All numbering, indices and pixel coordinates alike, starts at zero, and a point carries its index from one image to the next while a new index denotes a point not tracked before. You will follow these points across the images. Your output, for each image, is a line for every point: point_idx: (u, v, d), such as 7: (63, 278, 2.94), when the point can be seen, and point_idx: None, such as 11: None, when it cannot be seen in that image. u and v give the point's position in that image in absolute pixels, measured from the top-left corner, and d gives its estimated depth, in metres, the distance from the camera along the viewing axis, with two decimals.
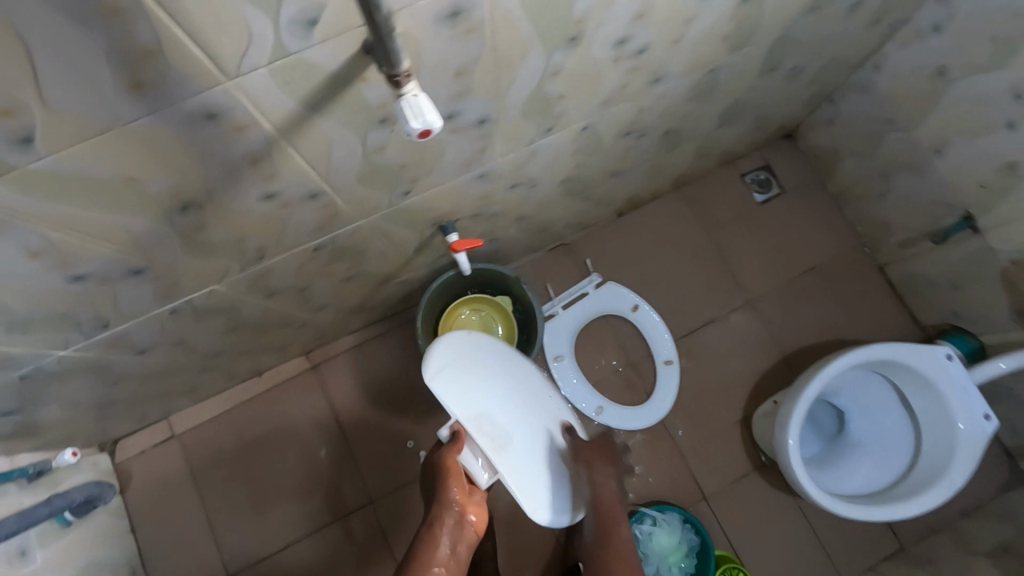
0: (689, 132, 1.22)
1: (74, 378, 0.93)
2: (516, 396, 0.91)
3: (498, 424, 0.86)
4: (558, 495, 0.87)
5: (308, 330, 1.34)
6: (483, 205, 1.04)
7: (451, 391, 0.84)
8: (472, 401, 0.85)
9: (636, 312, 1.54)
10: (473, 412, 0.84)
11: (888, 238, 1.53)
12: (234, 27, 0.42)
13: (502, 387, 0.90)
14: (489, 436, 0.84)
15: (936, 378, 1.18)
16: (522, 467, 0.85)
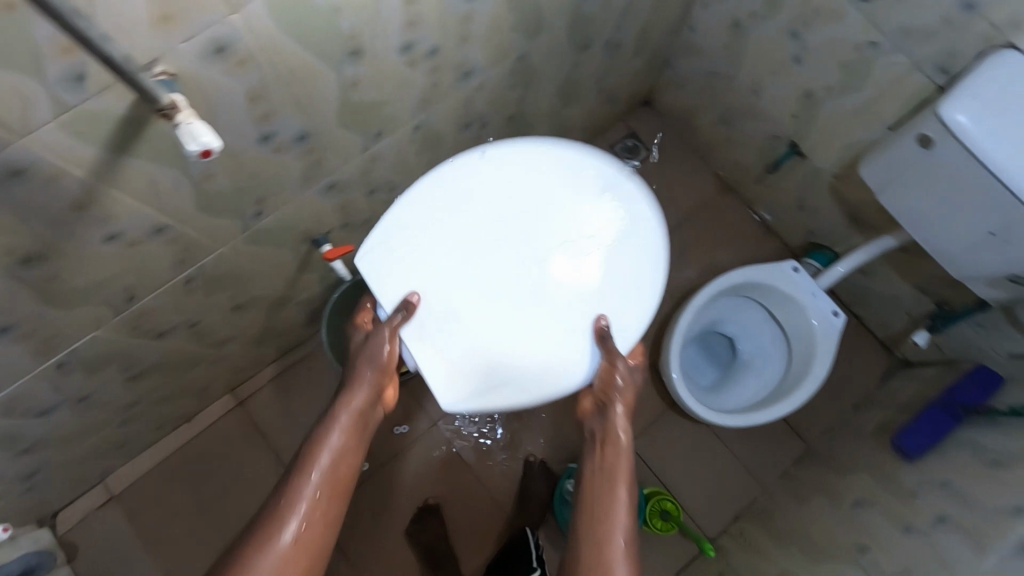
0: (534, 114, 1.34)
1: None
2: (503, 250, 0.92)
3: (443, 292, 0.91)
4: (501, 376, 0.91)
5: (224, 364, 1.39)
6: (348, 213, 1.13)
7: (410, 239, 0.91)
8: (429, 252, 0.91)
9: None
10: (420, 270, 0.91)
11: (743, 176, 1.70)
12: (5, 93, 0.50)
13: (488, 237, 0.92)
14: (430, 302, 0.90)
15: (788, 287, 1.33)
16: (459, 337, 0.90)
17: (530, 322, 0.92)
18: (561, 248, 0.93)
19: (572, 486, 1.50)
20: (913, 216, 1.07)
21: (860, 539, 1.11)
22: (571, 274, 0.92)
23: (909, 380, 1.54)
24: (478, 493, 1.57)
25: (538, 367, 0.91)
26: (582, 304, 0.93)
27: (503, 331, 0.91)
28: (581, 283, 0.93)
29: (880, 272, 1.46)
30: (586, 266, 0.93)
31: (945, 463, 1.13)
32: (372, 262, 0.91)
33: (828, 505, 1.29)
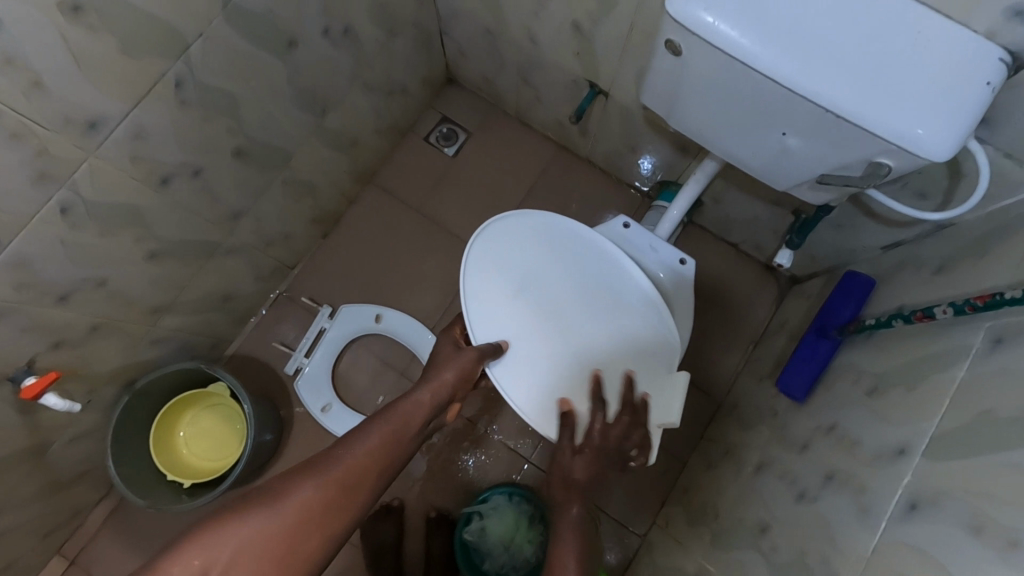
0: (279, 139, 1.13)
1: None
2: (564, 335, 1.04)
3: (510, 315, 1.04)
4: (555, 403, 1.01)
5: (10, 539, 1.15)
6: (47, 332, 0.90)
7: (509, 252, 1.07)
8: (524, 272, 1.06)
9: (381, 322, 1.46)
10: (505, 285, 1.05)
11: (570, 132, 1.51)
12: None
13: (577, 285, 1.06)
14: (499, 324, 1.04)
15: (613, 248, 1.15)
16: (526, 362, 1.03)
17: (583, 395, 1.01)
18: (635, 320, 1.05)
19: (470, 535, 1.30)
20: (707, 139, 0.93)
21: (759, 518, 0.95)
22: (634, 362, 1.03)
23: (797, 298, 1.40)
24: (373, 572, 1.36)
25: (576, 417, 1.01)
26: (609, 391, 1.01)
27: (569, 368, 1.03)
28: (647, 367, 1.03)
29: (731, 194, 1.30)
30: (646, 357, 1.03)
31: (828, 400, 0.98)
32: (473, 266, 1.05)
33: (733, 474, 1.14)
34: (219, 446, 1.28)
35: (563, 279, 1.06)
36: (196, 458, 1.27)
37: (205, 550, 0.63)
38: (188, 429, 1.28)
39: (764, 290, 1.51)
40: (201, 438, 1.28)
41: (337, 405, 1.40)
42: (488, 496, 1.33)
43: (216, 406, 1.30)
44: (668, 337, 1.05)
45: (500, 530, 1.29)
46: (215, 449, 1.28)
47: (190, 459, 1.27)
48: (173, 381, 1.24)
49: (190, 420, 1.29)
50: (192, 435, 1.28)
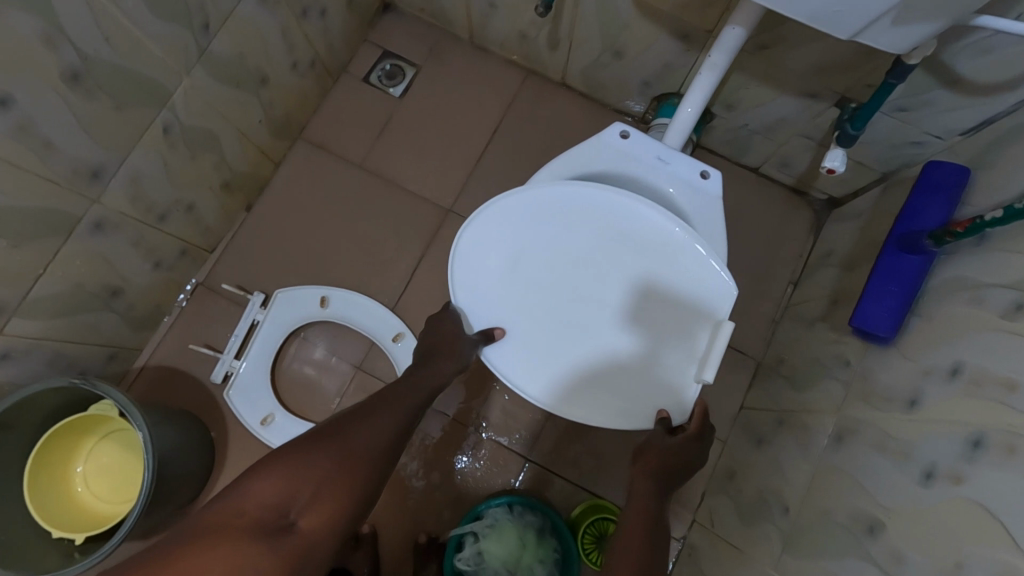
0: (140, 62, 0.82)
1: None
2: (575, 306, 0.81)
3: (500, 294, 0.82)
4: (575, 386, 0.82)
5: None
6: None
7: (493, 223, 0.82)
8: (507, 240, 0.82)
9: (328, 306, 1.16)
10: (491, 263, 0.82)
11: (539, 48, 1.22)
12: None
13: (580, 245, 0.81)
14: (488, 308, 0.83)
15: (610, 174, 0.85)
16: (529, 347, 0.82)
17: (612, 372, 0.81)
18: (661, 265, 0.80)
19: (465, 565, 1.01)
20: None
21: (858, 507, 0.67)
22: (666, 319, 0.80)
23: (841, 222, 1.12)
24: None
25: (603, 398, 0.81)
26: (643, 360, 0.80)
27: (585, 343, 0.81)
28: (682, 324, 0.79)
29: (750, 94, 1.02)
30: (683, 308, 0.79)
31: (934, 334, 0.70)
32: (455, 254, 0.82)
33: (797, 448, 0.86)
34: (121, 483, 0.99)
35: (558, 232, 0.81)
36: (94, 500, 0.98)
37: (289, 477, 0.63)
38: (81, 464, 0.99)
39: (796, 219, 1.23)
40: (99, 474, 0.99)
41: (281, 414, 1.10)
42: (483, 511, 1.04)
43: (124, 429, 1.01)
44: (708, 279, 0.79)
45: (502, 555, 1.00)
46: (117, 487, 0.99)
47: (81, 503, 0.97)
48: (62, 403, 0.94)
49: (84, 453, 0.99)
50: (88, 471, 0.99)
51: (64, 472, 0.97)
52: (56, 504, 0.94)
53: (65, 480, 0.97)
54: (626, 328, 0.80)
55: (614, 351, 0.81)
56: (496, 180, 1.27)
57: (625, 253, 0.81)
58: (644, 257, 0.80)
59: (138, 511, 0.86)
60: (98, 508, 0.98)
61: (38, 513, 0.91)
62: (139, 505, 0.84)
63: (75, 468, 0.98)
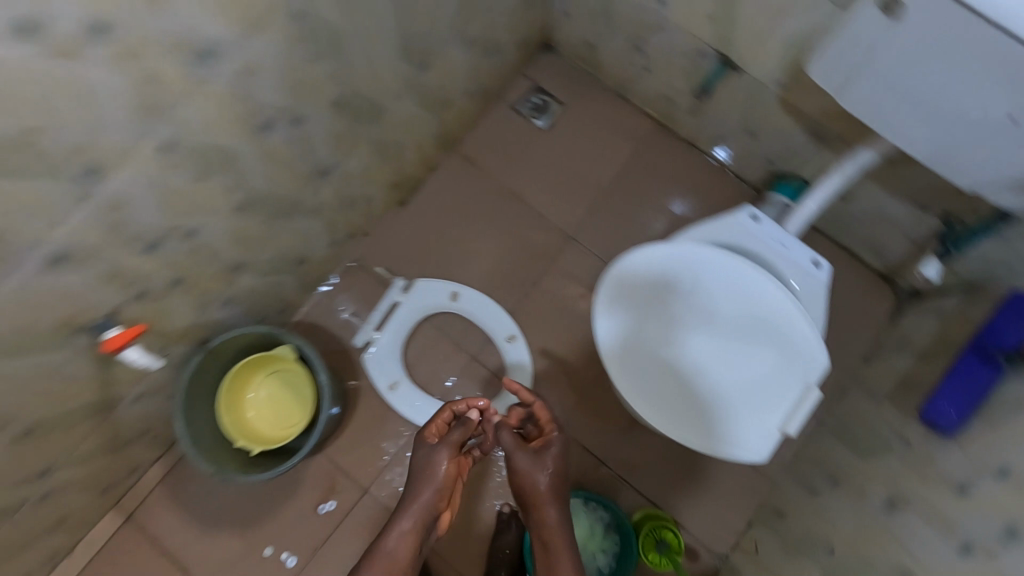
0: (377, 92, 1.02)
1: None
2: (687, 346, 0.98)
3: (628, 299, 1.00)
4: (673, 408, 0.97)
5: (70, 492, 1.11)
6: (130, 283, 0.83)
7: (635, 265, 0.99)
8: (644, 281, 0.99)
9: (456, 301, 1.36)
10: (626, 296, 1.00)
11: (678, 110, 1.37)
12: None
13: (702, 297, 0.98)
14: (609, 314, 0.99)
15: (746, 245, 1.01)
16: (641, 370, 0.99)
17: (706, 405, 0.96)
18: (759, 331, 0.96)
19: None
20: (900, 109, 0.79)
21: (902, 563, 0.83)
22: (762, 370, 0.95)
23: (923, 315, 1.25)
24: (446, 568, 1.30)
25: (670, 408, 0.97)
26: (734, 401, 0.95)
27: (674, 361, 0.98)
28: (777, 381, 0.94)
29: (865, 192, 1.15)
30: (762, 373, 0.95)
31: (995, 440, 0.84)
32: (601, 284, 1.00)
33: (851, 506, 1.01)
34: (284, 412, 1.22)
35: (686, 284, 0.98)
36: (265, 423, 1.22)
37: None
38: (253, 392, 1.22)
39: (879, 301, 1.36)
40: (266, 402, 1.22)
41: (406, 384, 1.33)
42: None
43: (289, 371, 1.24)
44: (807, 351, 0.93)
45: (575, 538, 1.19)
46: (281, 415, 1.22)
47: (254, 423, 1.21)
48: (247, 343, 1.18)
49: (255, 383, 1.22)
50: (258, 399, 1.22)
51: (241, 397, 1.20)
52: (237, 422, 1.19)
53: (241, 404, 1.20)
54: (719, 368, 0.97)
55: (711, 387, 0.96)
56: (615, 217, 1.44)
57: (728, 306, 0.97)
58: (755, 320, 0.96)
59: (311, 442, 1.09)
60: (269, 430, 1.21)
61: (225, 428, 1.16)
62: (315, 436, 1.08)
63: (248, 395, 1.22)
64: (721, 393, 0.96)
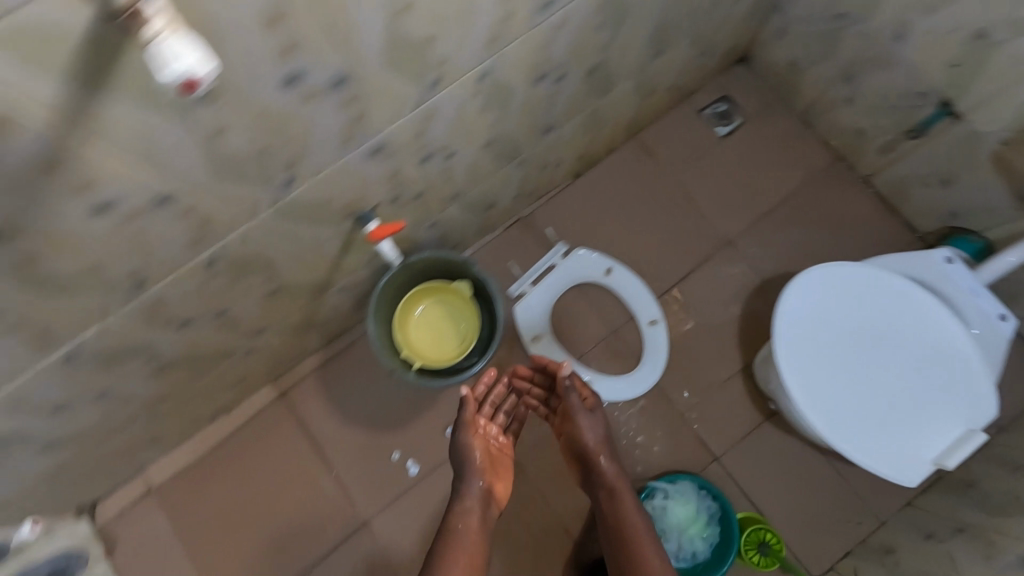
0: (619, 69, 1.12)
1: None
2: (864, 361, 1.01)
3: (822, 308, 1.03)
4: (839, 415, 0.99)
5: (259, 356, 1.26)
6: (397, 185, 0.95)
7: (830, 273, 1.03)
8: (835, 289, 1.03)
9: (609, 276, 1.45)
10: (817, 299, 1.03)
11: (867, 146, 1.41)
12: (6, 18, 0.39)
13: (886, 321, 1.02)
14: (797, 309, 1.02)
15: (939, 285, 1.05)
16: (815, 370, 1.01)
17: (871, 421, 0.98)
18: (939, 361, 1.00)
19: (652, 509, 1.28)
20: None
21: None
22: (930, 403, 0.99)
23: None
24: (547, 514, 1.40)
25: (836, 413, 0.99)
26: (898, 423, 0.98)
27: (849, 372, 1.00)
28: (943, 415, 0.98)
29: None
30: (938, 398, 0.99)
31: None
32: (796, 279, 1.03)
33: (977, 555, 1.04)
34: (445, 330, 1.31)
35: (873, 304, 1.03)
36: (427, 338, 1.31)
37: None
38: (419, 308, 1.32)
39: None
40: (432, 318, 1.32)
41: (548, 339, 1.42)
42: (676, 478, 1.31)
43: (463, 306, 1.32)
44: (977, 395, 0.98)
45: (683, 517, 1.27)
46: (443, 334, 1.31)
47: (419, 335, 1.31)
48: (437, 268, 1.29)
49: (423, 298, 1.32)
50: (426, 314, 1.32)
51: (408, 309, 1.30)
52: (405, 332, 1.29)
53: (409, 316, 1.31)
54: (891, 389, 0.99)
55: (879, 404, 0.99)
56: (775, 234, 1.49)
57: (907, 335, 1.01)
58: (932, 354, 1.00)
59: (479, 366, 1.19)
60: (430, 346, 1.30)
61: (398, 335, 1.28)
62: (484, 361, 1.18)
63: (416, 309, 1.32)
64: (891, 412, 0.98)
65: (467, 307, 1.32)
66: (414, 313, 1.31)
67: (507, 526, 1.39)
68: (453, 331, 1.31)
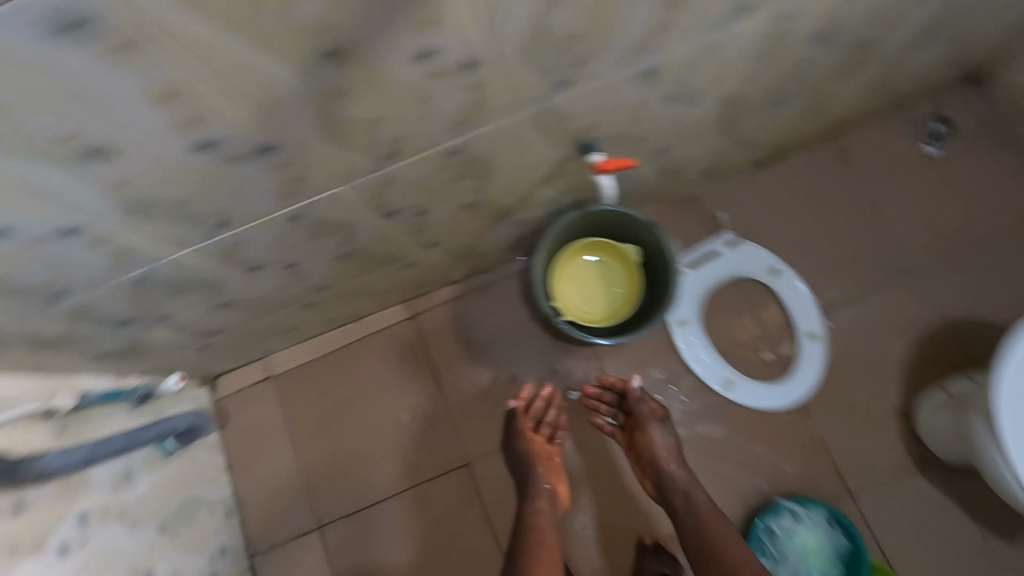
0: (878, 51, 1.02)
1: (175, 291, 0.87)
2: None
3: None
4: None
5: (413, 272, 1.25)
6: (632, 120, 0.89)
7: None
8: None
9: (774, 278, 1.36)
10: None
11: None
12: None
13: None
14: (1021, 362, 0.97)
15: None
16: None
17: None
18: None
19: (779, 529, 1.21)
20: None
21: None
22: None
23: None
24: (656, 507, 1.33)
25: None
26: None
27: None
28: None
29: None
30: None
31: None
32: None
33: None
34: (605, 292, 1.25)
35: None
36: (585, 292, 1.25)
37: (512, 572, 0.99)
38: (591, 258, 1.26)
39: None
40: (599, 274, 1.26)
41: (695, 326, 1.35)
42: (808, 502, 1.23)
43: (632, 272, 1.24)
44: None
45: (811, 543, 1.21)
46: (602, 293, 1.25)
47: (580, 285, 1.25)
48: (614, 224, 1.22)
49: (600, 252, 1.25)
50: (595, 268, 1.26)
51: (582, 254, 1.25)
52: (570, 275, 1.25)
53: (581, 261, 1.26)
54: None
55: None
56: (967, 275, 1.35)
57: None
58: None
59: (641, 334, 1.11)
60: (585, 300, 1.24)
61: (556, 279, 1.23)
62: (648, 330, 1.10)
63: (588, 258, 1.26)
64: None
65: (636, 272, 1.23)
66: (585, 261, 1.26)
67: (610, 506, 1.32)
68: (612, 292, 1.25)
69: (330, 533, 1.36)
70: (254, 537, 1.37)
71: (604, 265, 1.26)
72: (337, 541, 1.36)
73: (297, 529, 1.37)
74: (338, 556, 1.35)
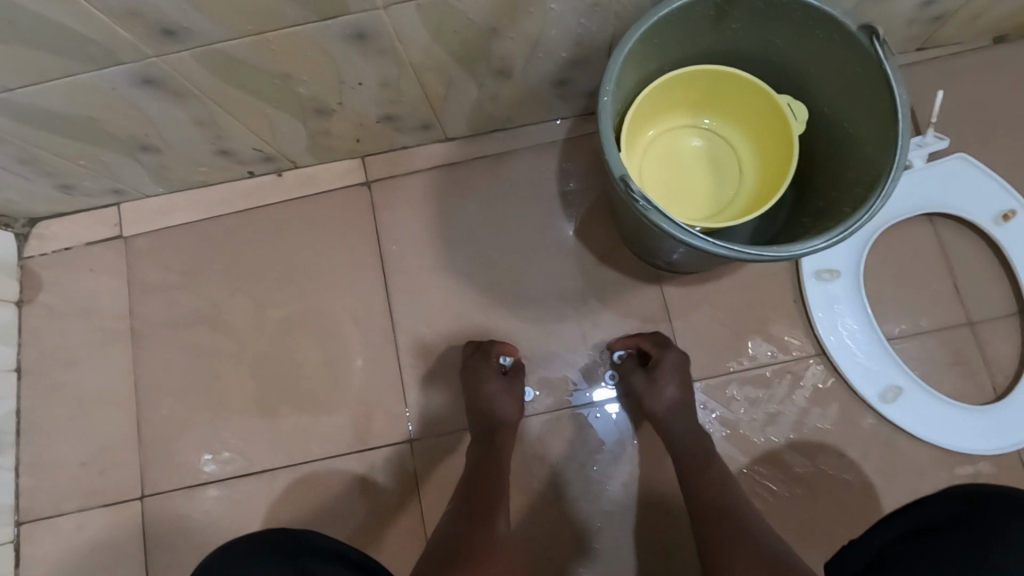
0: None
1: None
2: None
3: None
4: None
5: (370, 77, 0.67)
6: None
7: None
8: None
9: (1003, 225, 0.76)
10: None
11: None
12: None
13: None
14: None
15: None
16: None
17: None
18: None
19: None
20: None
21: None
22: None
23: None
24: None
25: None
26: None
27: None
28: None
29: None
30: None
31: None
32: None
33: None
34: (714, 178, 0.72)
35: None
36: (678, 176, 0.72)
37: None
38: (701, 117, 0.72)
39: None
40: (710, 148, 0.72)
41: (850, 283, 0.76)
42: None
43: (778, 168, 0.67)
44: None
45: None
46: (710, 181, 0.72)
47: (675, 159, 0.72)
48: (774, 60, 0.65)
49: (719, 104, 0.69)
50: (708, 135, 0.72)
51: (688, 102, 0.70)
52: (659, 140, 0.72)
53: (683, 115, 0.71)
54: None
55: None
56: None
57: None
58: None
59: (810, 246, 0.53)
60: (674, 191, 0.71)
61: (644, 129, 0.70)
62: (830, 241, 0.52)
63: (697, 118, 0.72)
64: None
65: (793, 166, 0.64)
66: (689, 120, 0.72)
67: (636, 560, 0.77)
68: (723, 189, 0.71)
69: (157, 509, 0.80)
70: (36, 490, 0.81)
71: (729, 151, 0.72)
72: (167, 525, 0.80)
73: (107, 492, 0.81)
74: (161, 550, 0.79)
